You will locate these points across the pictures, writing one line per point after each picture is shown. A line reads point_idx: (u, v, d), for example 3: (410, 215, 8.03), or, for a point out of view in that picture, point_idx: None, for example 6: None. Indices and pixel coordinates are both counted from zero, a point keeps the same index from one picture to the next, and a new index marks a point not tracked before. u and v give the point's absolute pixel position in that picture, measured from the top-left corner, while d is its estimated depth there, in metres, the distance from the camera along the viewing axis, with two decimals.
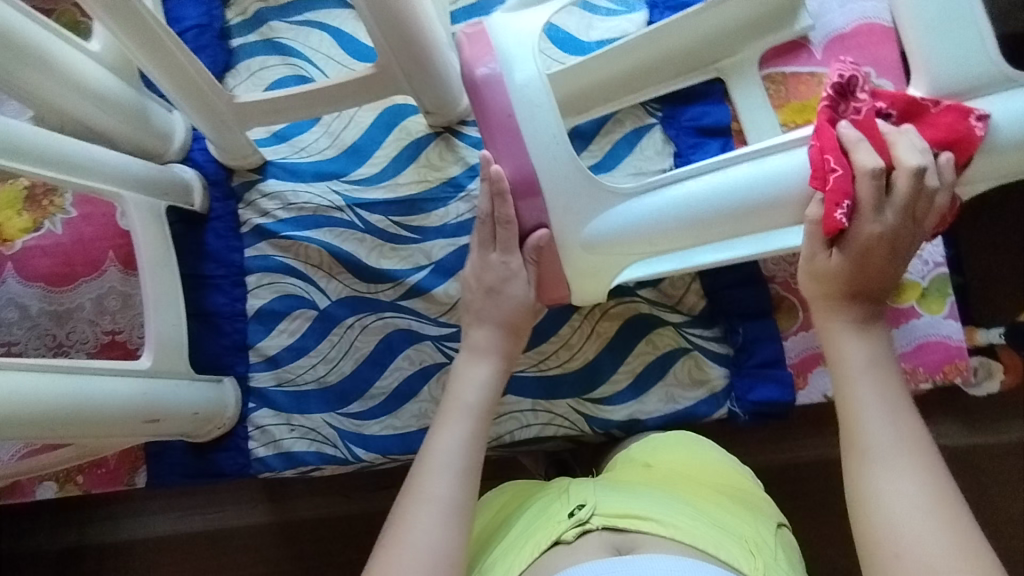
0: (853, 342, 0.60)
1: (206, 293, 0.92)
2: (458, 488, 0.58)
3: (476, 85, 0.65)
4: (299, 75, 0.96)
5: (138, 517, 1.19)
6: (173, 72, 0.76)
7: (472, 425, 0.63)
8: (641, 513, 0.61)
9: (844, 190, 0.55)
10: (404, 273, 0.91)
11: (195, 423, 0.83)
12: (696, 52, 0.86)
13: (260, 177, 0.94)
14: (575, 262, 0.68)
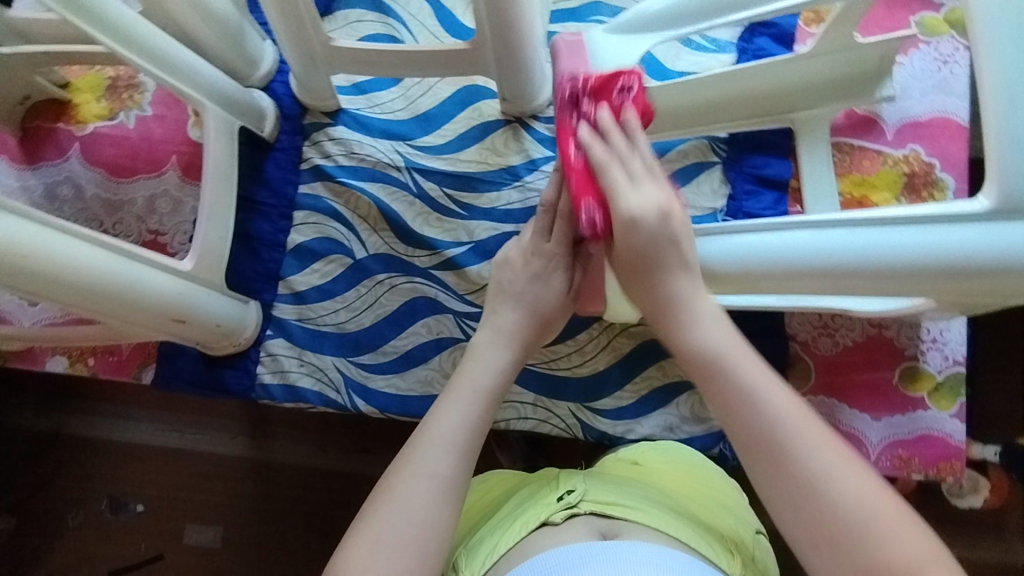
0: (698, 332, 0.57)
1: (254, 218, 0.94)
2: (458, 468, 0.58)
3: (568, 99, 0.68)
4: (391, 35, 0.99)
5: (125, 421, 1.22)
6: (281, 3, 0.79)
7: (479, 409, 0.62)
8: (626, 504, 0.65)
9: (603, 226, 0.61)
10: (444, 244, 0.94)
11: (215, 335, 0.85)
12: (775, 98, 0.89)
13: (331, 121, 0.97)
14: (620, 274, 0.71)
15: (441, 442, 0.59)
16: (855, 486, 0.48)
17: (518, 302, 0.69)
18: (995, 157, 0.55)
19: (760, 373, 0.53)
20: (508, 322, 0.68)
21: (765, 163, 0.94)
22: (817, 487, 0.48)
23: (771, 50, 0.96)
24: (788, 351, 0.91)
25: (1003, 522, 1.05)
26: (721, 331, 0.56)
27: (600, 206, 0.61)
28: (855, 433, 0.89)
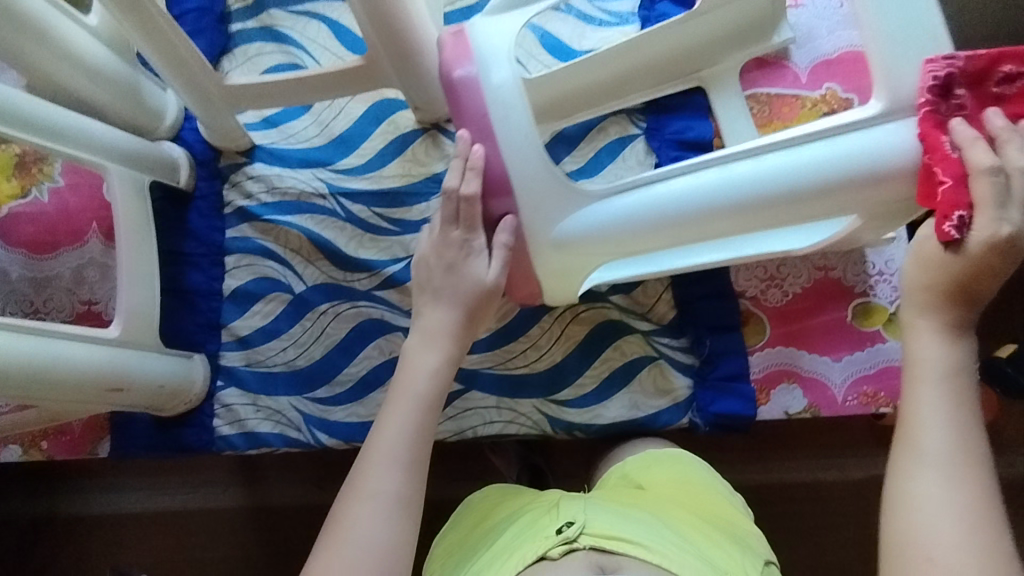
0: (931, 340, 0.56)
1: (185, 270, 0.93)
2: (405, 478, 0.61)
3: (453, 85, 0.65)
4: (293, 63, 0.98)
5: (111, 493, 1.19)
6: (163, 50, 0.77)
7: (419, 416, 0.64)
8: (628, 538, 0.65)
9: (966, 201, 0.53)
10: (381, 263, 0.92)
11: (161, 396, 0.84)
12: (680, 59, 0.88)
13: (247, 160, 0.95)
14: (546, 263, 0.69)
15: (386, 455, 0.61)
16: (949, 447, 0.53)
17: (446, 302, 0.68)
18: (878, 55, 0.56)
19: (953, 392, 0.54)
20: (440, 325, 0.68)
21: (687, 126, 0.94)
22: (927, 458, 0.53)
23: (673, 13, 0.94)
24: (740, 308, 0.90)
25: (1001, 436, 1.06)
26: (949, 348, 0.55)
27: (964, 193, 0.53)
28: (818, 377, 0.89)
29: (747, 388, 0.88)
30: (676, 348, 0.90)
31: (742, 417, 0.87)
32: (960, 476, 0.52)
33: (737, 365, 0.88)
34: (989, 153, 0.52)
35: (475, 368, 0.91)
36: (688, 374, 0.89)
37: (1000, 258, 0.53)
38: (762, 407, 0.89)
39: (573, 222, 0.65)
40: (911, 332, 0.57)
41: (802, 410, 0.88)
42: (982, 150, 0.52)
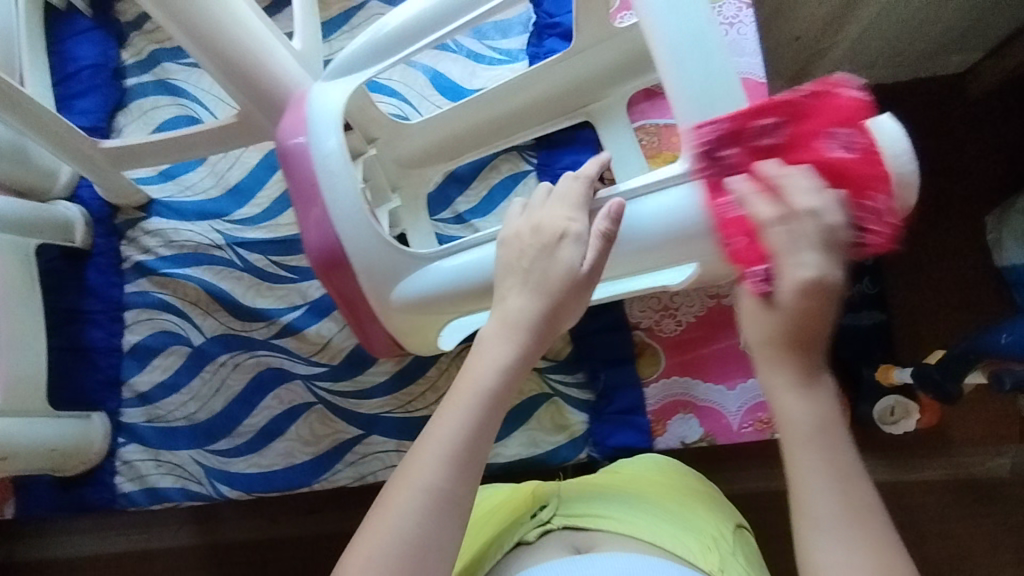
0: (796, 399, 0.47)
1: (84, 328, 0.93)
2: (457, 479, 0.51)
3: (290, 152, 0.66)
4: (187, 115, 0.99)
5: (68, 537, 1.19)
6: (25, 119, 0.79)
7: (483, 412, 0.53)
8: (597, 514, 0.66)
9: (757, 255, 0.47)
10: (278, 312, 0.92)
11: (55, 459, 0.85)
12: (570, 95, 0.87)
13: (144, 215, 0.96)
14: (396, 321, 0.69)
15: (440, 448, 0.51)
16: (836, 507, 0.45)
17: (533, 289, 0.56)
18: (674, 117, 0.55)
19: (826, 448, 0.46)
20: (517, 316, 0.55)
21: (577, 161, 0.93)
22: (823, 523, 0.45)
23: (559, 49, 0.94)
24: (635, 340, 0.90)
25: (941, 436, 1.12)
26: (819, 400, 0.47)
27: (751, 247, 0.47)
28: (713, 406, 0.87)
29: (641, 420, 0.88)
30: (570, 384, 0.91)
31: (639, 449, 0.88)
32: (839, 521, 0.45)
33: (633, 398, 0.88)
34: (815, 199, 0.46)
35: (374, 413, 0.90)
36: (584, 410, 0.90)
37: (814, 302, 0.45)
38: (659, 438, 0.88)
39: (410, 285, 0.65)
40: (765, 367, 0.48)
41: (697, 439, 0.87)
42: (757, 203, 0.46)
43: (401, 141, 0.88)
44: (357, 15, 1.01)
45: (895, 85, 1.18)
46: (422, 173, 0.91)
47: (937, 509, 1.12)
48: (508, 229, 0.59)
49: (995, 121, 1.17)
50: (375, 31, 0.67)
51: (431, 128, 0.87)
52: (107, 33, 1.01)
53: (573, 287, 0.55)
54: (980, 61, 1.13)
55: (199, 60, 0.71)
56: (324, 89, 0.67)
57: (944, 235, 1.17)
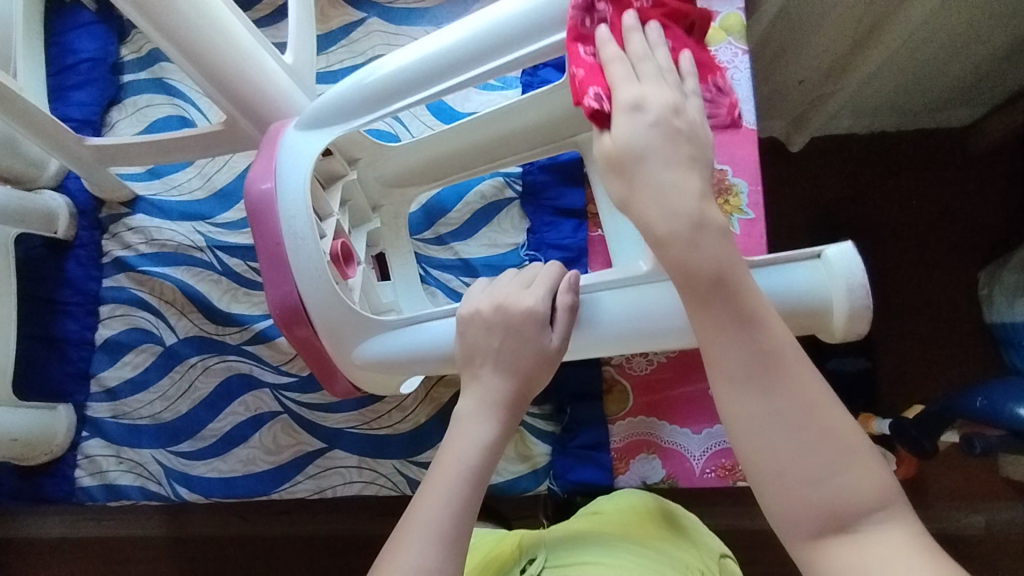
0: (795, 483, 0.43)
1: (58, 319, 0.93)
2: (446, 557, 0.51)
3: (258, 200, 0.66)
4: (180, 116, 1.00)
5: (37, 519, 1.19)
6: (12, 110, 0.80)
7: (466, 491, 0.54)
8: (587, 560, 0.61)
9: (603, 82, 0.51)
10: (253, 319, 0.93)
11: (15, 448, 0.85)
12: (554, 126, 0.85)
13: (129, 211, 0.97)
14: (360, 375, 0.71)
15: (425, 527, 0.51)
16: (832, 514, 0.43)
17: (501, 367, 0.58)
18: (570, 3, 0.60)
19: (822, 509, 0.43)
20: (496, 394, 0.58)
21: (560, 193, 0.93)
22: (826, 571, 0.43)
23: (553, 80, 0.95)
24: (603, 376, 0.90)
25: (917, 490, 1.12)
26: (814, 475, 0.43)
27: (600, 77, 0.52)
28: (677, 449, 0.87)
29: (604, 457, 0.87)
30: (537, 416, 0.92)
31: (600, 485, 0.87)
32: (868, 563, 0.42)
33: (597, 434, 0.88)
34: (630, 87, 0.50)
35: (339, 427, 0.90)
36: (547, 442, 0.91)
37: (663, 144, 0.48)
38: (620, 476, 0.87)
39: (374, 345, 0.67)
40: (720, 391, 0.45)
41: (659, 480, 0.87)
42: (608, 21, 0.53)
43: (384, 163, 0.88)
44: (357, 30, 1.02)
45: (893, 135, 1.18)
46: (405, 193, 0.91)
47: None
48: (469, 305, 0.61)
49: (992, 179, 1.17)
50: (366, 73, 0.67)
51: (418, 149, 0.86)
52: (108, 28, 1.02)
53: (544, 363, 0.58)
54: (981, 117, 1.13)
55: (186, 69, 0.72)
56: (297, 143, 0.67)
57: (933, 288, 1.16)
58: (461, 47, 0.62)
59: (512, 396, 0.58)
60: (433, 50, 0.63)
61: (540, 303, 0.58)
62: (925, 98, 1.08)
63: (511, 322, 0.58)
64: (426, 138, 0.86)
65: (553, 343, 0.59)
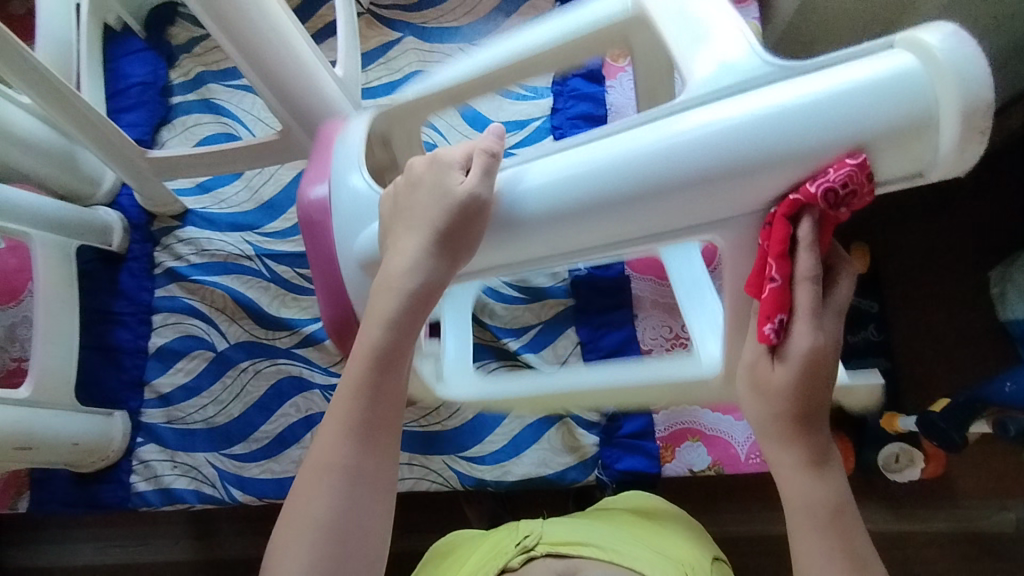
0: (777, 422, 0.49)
1: (113, 328, 0.96)
2: (359, 440, 0.53)
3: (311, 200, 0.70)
4: (228, 133, 1.05)
5: (65, 545, 1.15)
6: (79, 123, 0.84)
7: (373, 371, 0.54)
8: (581, 540, 0.63)
9: (781, 306, 0.44)
10: (302, 322, 0.96)
11: (75, 453, 0.87)
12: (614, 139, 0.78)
13: (179, 223, 1.00)
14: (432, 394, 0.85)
15: (347, 412, 0.53)
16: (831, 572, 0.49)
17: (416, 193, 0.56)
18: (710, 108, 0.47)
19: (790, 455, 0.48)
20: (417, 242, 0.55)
21: None
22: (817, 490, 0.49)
23: (584, 89, 1.01)
24: None
25: (947, 482, 1.11)
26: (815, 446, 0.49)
27: (783, 301, 0.44)
28: (721, 436, 0.90)
29: (651, 446, 0.89)
30: (583, 406, 0.93)
31: (647, 474, 0.89)
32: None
33: (641, 424, 0.90)
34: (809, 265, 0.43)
35: None
36: (596, 432, 0.91)
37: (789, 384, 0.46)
38: (667, 464, 0.89)
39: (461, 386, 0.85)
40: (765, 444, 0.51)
41: (705, 468, 0.89)
42: (806, 255, 0.43)
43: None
44: (395, 48, 1.08)
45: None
46: None
47: (930, 562, 1.10)
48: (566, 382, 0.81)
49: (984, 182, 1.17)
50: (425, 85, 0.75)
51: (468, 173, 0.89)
52: (158, 55, 1.08)
53: (458, 213, 0.53)
54: None
55: (257, 91, 0.79)
56: (355, 212, 0.65)
57: (938, 289, 1.16)
58: (631, 176, 0.47)
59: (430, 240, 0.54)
60: (582, 179, 0.49)
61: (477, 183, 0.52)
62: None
63: (416, 174, 0.56)
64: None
65: (464, 187, 0.53)
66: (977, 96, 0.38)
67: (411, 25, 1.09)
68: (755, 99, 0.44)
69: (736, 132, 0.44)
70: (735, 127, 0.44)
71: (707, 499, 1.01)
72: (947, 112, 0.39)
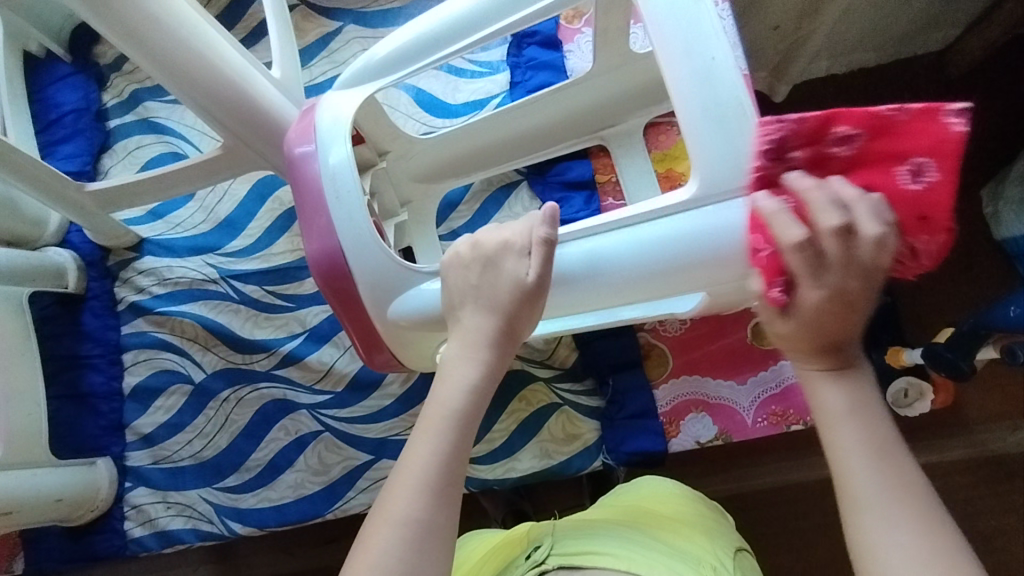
0: (828, 387, 0.48)
1: (82, 373, 0.92)
2: (434, 509, 0.47)
3: (295, 164, 0.63)
4: (173, 152, 0.99)
5: None
6: (6, 166, 0.79)
7: (455, 438, 0.49)
8: (596, 550, 0.57)
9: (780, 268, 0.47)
10: (278, 342, 0.91)
11: (63, 509, 0.84)
12: (591, 114, 0.89)
13: (135, 254, 0.95)
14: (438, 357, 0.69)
15: (417, 476, 0.48)
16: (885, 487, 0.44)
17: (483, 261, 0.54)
18: (694, 136, 0.52)
19: (865, 428, 0.46)
20: (478, 333, 0.53)
21: (567, 167, 0.94)
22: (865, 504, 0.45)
23: (541, 57, 0.95)
24: (640, 342, 0.89)
25: (960, 414, 1.08)
26: (849, 386, 0.47)
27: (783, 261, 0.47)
28: (726, 403, 0.86)
29: (655, 423, 0.86)
30: (579, 393, 0.90)
31: (654, 453, 0.85)
32: (899, 499, 0.44)
33: (643, 402, 0.87)
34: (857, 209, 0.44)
35: (382, 437, 0.89)
36: (594, 416, 0.89)
37: (827, 319, 0.45)
38: (673, 439, 0.86)
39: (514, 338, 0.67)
40: (808, 383, 0.49)
41: (712, 438, 0.86)
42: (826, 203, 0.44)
43: (409, 160, 0.90)
44: (336, 39, 1.01)
45: (870, 69, 1.14)
46: (432, 187, 0.93)
47: (954, 492, 1.07)
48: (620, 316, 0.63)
49: (969, 98, 1.12)
50: (367, 59, 0.66)
51: (441, 145, 0.89)
52: (87, 77, 1.01)
53: (526, 298, 0.52)
54: (957, 37, 1.10)
55: (187, 104, 0.72)
56: (381, 279, 0.61)
57: None
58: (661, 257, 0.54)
59: (498, 330, 0.52)
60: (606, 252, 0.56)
61: (520, 235, 0.54)
62: (898, 27, 1.04)
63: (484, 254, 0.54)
64: (453, 132, 0.87)
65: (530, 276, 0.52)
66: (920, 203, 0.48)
67: (350, 11, 1.02)
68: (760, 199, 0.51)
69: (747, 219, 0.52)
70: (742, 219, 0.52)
71: (719, 462, 0.99)
72: None
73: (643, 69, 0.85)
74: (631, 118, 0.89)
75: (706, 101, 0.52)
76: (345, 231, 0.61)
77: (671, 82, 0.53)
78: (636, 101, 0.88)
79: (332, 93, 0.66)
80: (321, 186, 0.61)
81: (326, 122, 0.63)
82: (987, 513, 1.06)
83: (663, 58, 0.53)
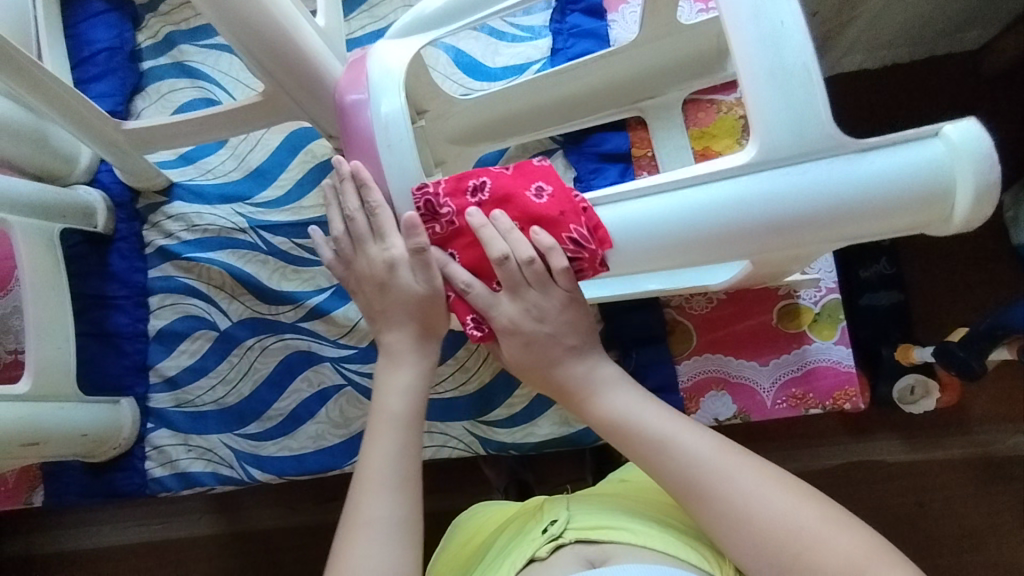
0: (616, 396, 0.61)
1: (109, 313, 0.92)
2: (398, 505, 0.57)
3: (346, 112, 0.63)
4: (206, 97, 0.98)
5: (91, 528, 1.14)
6: (47, 98, 0.77)
7: (403, 436, 0.60)
8: (611, 524, 0.58)
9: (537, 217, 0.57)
10: (305, 294, 0.92)
11: (86, 444, 0.85)
12: (630, 84, 0.88)
13: (166, 198, 0.95)
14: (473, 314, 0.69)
15: (381, 475, 0.58)
16: (710, 462, 0.54)
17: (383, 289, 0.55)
18: (759, 109, 0.50)
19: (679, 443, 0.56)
20: None
21: (603, 138, 0.93)
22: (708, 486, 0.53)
23: (584, 24, 0.93)
24: (665, 318, 0.89)
25: (964, 413, 1.09)
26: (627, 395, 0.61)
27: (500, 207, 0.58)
28: (747, 383, 0.87)
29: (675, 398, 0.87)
30: None
31: None
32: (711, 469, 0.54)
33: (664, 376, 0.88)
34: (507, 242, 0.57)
35: None
36: None
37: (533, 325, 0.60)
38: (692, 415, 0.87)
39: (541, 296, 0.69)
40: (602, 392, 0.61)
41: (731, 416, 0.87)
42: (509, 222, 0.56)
43: (447, 121, 0.88)
44: None
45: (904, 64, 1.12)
46: (468, 148, 0.92)
47: (952, 488, 1.08)
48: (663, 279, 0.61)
49: (1003, 101, 1.11)
50: (416, 15, 0.65)
51: (480, 107, 0.88)
52: (121, 16, 1.00)
53: None
54: (993, 38, 1.08)
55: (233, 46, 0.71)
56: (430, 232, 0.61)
57: None
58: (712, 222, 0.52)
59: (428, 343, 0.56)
60: (666, 216, 0.53)
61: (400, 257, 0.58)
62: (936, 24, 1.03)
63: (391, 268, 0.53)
64: (492, 95, 0.86)
65: None
66: (988, 174, 0.48)
67: None
68: (825, 164, 0.50)
69: (809, 196, 0.50)
70: (797, 194, 0.50)
71: None
72: (965, 183, 0.48)
73: (691, 44, 0.84)
74: (668, 94, 0.89)
75: (774, 65, 0.50)
76: (396, 182, 0.60)
77: (738, 46, 0.51)
78: (676, 76, 0.88)
79: (382, 43, 0.65)
80: (373, 136, 0.60)
81: (377, 71, 0.62)
82: (982, 513, 1.07)
83: (730, 21, 0.52)
